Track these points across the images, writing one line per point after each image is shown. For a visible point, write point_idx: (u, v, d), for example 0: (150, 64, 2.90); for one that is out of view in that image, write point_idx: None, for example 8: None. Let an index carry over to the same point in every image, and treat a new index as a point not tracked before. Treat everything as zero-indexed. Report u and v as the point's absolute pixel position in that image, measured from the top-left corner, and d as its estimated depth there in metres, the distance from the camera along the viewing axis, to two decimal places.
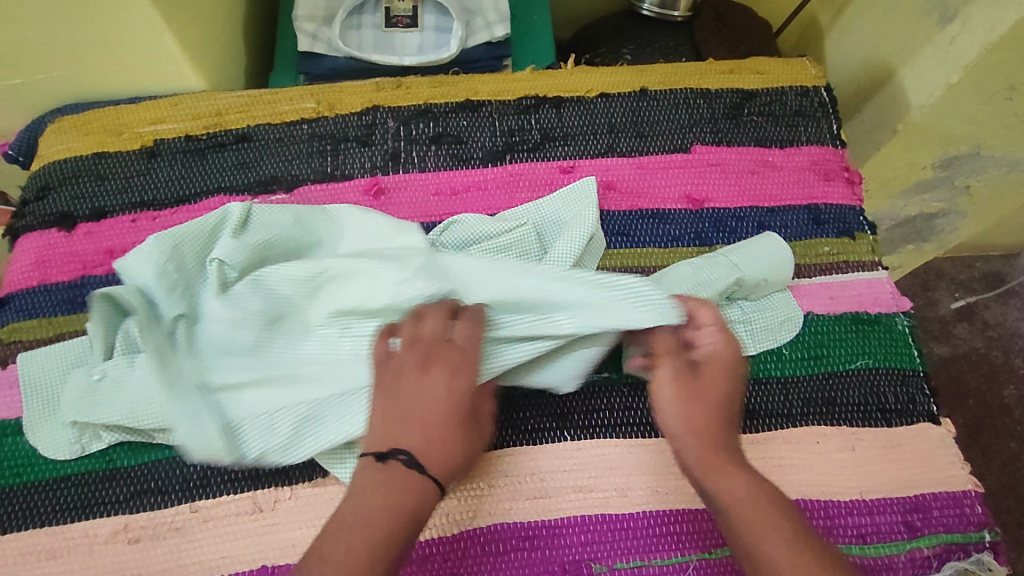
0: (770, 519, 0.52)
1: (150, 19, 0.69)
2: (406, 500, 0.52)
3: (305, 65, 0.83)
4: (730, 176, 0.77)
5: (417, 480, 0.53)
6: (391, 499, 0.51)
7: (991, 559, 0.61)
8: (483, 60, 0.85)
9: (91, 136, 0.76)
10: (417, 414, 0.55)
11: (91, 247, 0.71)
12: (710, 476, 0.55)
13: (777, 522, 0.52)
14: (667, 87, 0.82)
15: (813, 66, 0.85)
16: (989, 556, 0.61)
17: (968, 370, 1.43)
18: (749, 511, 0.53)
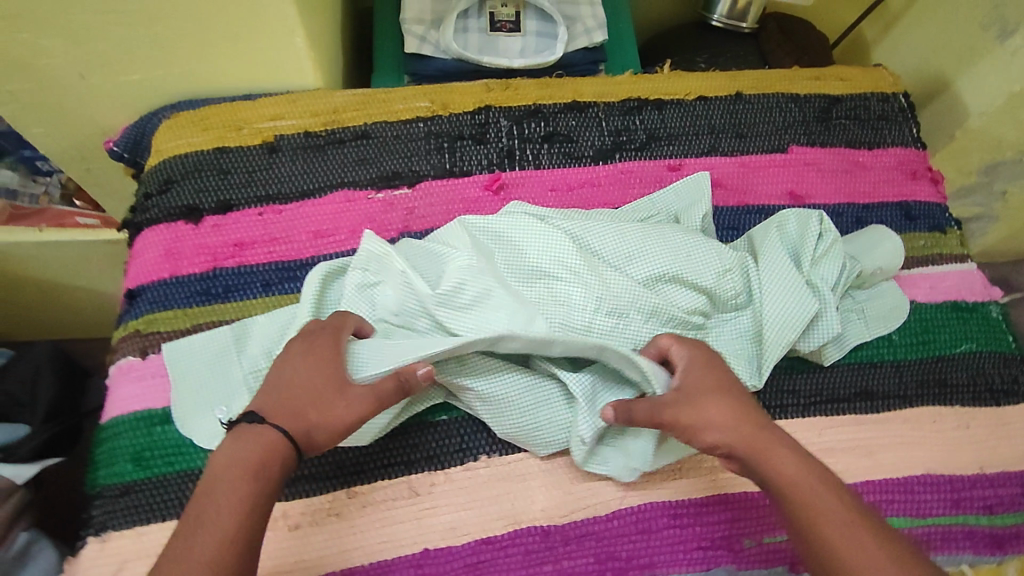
0: (835, 513, 0.50)
1: (286, 17, 0.70)
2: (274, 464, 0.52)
3: (413, 67, 0.85)
4: (826, 174, 0.82)
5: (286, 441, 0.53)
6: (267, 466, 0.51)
7: None
8: (581, 65, 0.89)
9: (209, 131, 0.75)
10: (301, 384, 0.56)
11: (219, 238, 0.70)
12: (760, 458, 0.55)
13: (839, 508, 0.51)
14: (761, 92, 0.86)
15: (889, 74, 0.91)
16: None
17: None
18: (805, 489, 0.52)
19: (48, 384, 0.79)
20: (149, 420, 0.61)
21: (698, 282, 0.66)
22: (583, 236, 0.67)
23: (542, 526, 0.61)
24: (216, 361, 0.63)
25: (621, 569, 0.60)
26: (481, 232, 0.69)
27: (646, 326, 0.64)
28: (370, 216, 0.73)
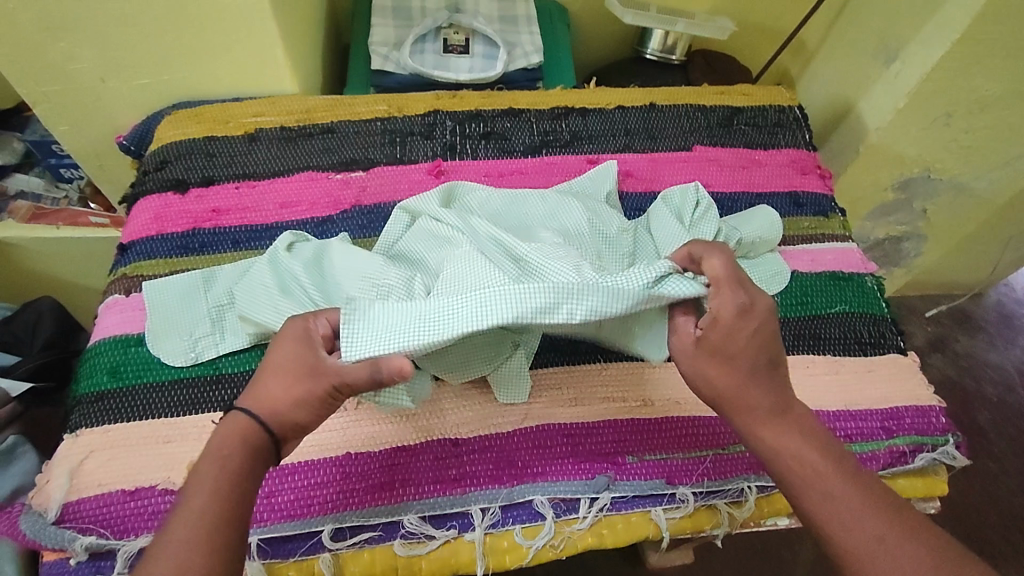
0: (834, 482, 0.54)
1: (268, 29, 0.87)
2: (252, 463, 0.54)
3: (378, 79, 1.02)
4: (725, 169, 0.95)
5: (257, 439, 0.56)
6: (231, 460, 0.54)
7: (955, 450, 0.76)
8: (521, 82, 1.05)
9: (203, 123, 0.92)
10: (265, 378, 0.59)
11: (201, 206, 0.85)
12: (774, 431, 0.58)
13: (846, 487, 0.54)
14: (672, 103, 1.01)
15: (787, 91, 1.06)
16: (952, 448, 0.76)
17: (946, 395, 1.64)
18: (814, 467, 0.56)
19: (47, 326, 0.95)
20: (126, 341, 0.73)
21: (602, 231, 0.78)
22: (513, 206, 0.81)
23: (452, 439, 0.71)
24: (185, 297, 0.76)
25: (517, 475, 0.70)
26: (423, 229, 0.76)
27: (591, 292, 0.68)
28: (329, 192, 0.87)
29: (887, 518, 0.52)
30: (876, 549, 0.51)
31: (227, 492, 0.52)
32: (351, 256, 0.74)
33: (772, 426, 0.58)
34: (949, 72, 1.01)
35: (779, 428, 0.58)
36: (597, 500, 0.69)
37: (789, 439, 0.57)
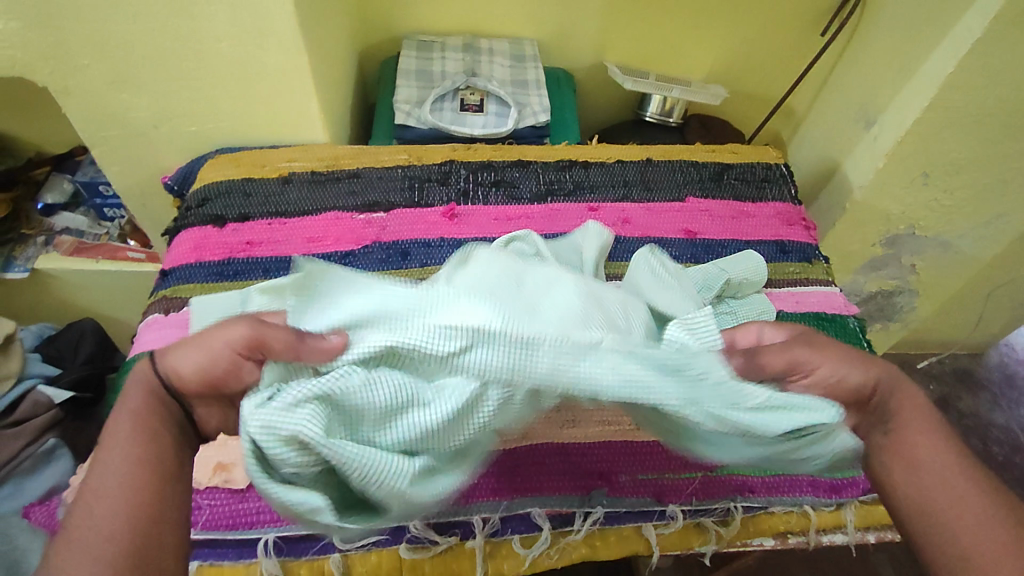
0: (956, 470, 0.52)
1: (306, 85, 0.98)
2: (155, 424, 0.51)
3: (401, 132, 1.13)
4: (715, 218, 1.03)
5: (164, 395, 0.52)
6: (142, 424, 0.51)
7: None
8: (530, 138, 1.16)
9: (242, 166, 1.02)
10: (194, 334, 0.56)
11: (237, 238, 0.93)
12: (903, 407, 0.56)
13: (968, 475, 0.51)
14: (667, 158, 1.11)
15: (773, 151, 1.15)
16: None
17: None
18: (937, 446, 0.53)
19: (88, 345, 1.15)
20: None
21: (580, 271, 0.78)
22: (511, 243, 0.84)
23: None
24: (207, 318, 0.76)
25: (516, 489, 0.73)
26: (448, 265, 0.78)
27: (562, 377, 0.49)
28: (352, 230, 0.96)
29: (990, 500, 0.50)
30: (983, 534, 0.48)
31: (134, 459, 0.49)
32: None
33: (918, 405, 0.56)
34: (922, 135, 1.10)
35: (926, 411, 0.56)
36: (589, 515, 0.73)
37: (932, 421, 0.55)
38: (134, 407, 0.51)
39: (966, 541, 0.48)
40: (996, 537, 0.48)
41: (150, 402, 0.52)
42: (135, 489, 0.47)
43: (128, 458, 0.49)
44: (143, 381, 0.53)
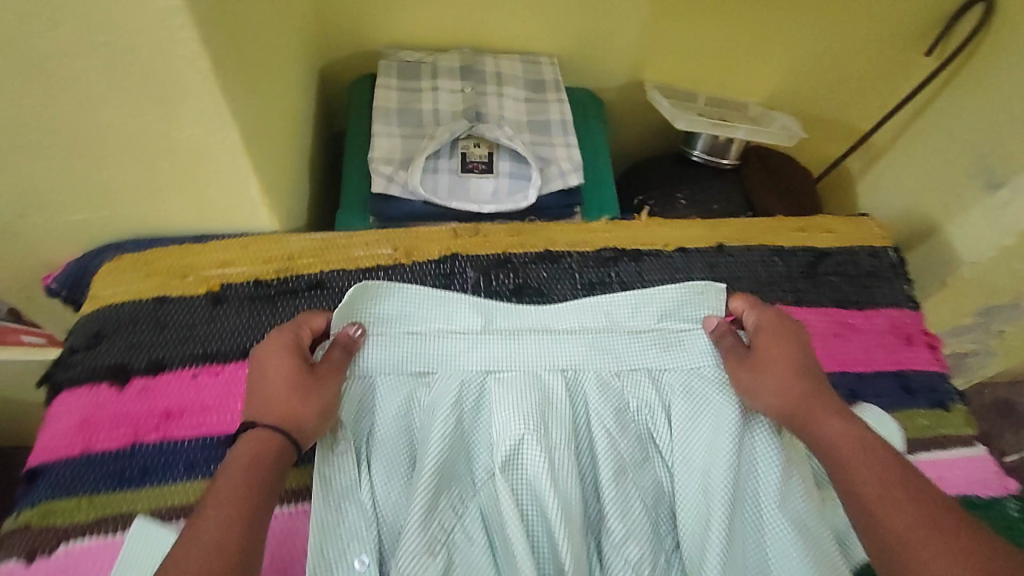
0: (878, 470, 0.54)
1: (239, 166, 0.65)
2: (267, 476, 0.52)
3: (379, 207, 0.80)
4: (815, 340, 0.78)
5: (274, 454, 0.54)
6: (265, 460, 0.53)
7: None
8: (556, 207, 0.85)
9: (156, 277, 0.71)
10: (254, 392, 0.58)
11: (145, 408, 0.65)
12: (811, 428, 0.59)
13: (919, 515, 0.50)
14: (744, 244, 0.83)
15: (876, 226, 0.88)
16: None
17: None
18: (855, 454, 0.55)
19: None
20: None
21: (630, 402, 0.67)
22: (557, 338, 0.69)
23: None
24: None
25: None
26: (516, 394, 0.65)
27: (561, 442, 0.63)
28: None
29: (934, 516, 0.50)
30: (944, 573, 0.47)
31: (251, 515, 0.49)
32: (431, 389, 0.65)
33: (819, 422, 0.59)
34: None
35: (826, 416, 0.59)
36: None
37: (828, 424, 0.59)
38: (240, 466, 0.52)
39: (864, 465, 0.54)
40: (887, 493, 0.52)
41: (255, 458, 0.53)
42: (257, 527, 0.49)
43: (239, 516, 0.48)
44: (261, 446, 0.54)
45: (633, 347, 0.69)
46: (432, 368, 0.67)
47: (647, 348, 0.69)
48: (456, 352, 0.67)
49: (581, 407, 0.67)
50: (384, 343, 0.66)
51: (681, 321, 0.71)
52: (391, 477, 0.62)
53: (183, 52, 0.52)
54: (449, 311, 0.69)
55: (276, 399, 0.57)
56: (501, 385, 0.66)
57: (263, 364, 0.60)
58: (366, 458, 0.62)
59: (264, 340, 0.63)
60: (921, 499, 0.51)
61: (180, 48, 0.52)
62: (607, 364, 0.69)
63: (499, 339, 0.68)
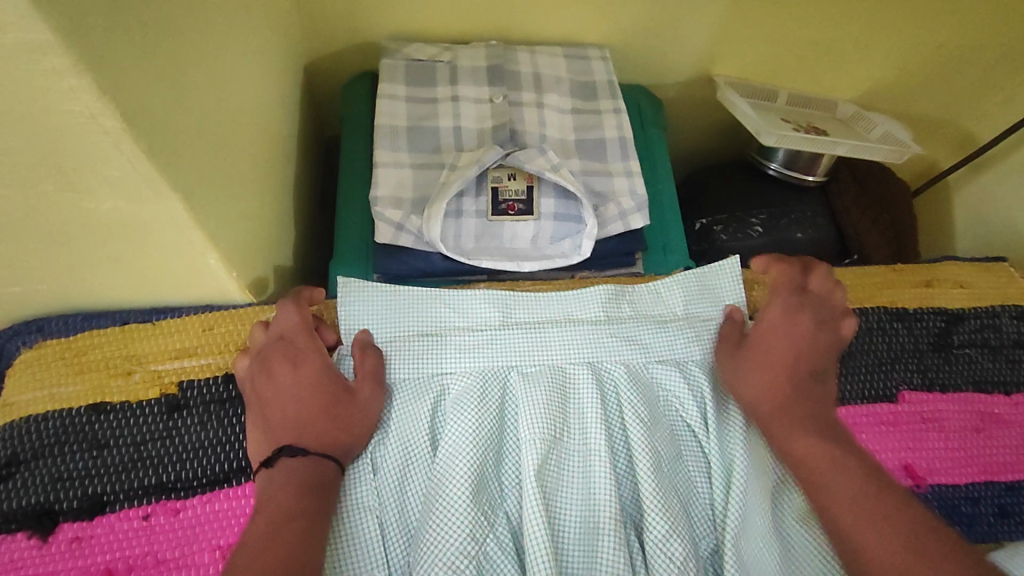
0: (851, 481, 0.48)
1: (190, 238, 0.46)
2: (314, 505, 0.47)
3: (386, 264, 0.62)
4: (952, 438, 0.61)
5: (318, 464, 0.49)
6: (314, 485, 0.48)
7: None
8: (613, 255, 0.66)
9: (90, 375, 0.53)
10: (271, 409, 0.51)
11: (78, 568, 0.47)
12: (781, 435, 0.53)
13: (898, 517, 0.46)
14: (857, 305, 0.65)
15: (1019, 275, 0.70)
16: None
17: None
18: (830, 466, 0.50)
19: None
20: None
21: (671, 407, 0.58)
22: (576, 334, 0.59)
23: None
24: None
25: None
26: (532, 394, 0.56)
27: (586, 443, 0.54)
28: None
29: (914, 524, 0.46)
30: None
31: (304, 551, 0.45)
32: (424, 397, 0.55)
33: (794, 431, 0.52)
34: None
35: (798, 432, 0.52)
36: None
37: (790, 443, 0.52)
38: (284, 493, 0.47)
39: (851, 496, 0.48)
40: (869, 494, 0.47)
41: (306, 485, 0.48)
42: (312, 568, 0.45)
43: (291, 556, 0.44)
44: (302, 472, 0.49)
45: (664, 346, 0.59)
46: (447, 367, 0.57)
47: (675, 340, 0.60)
48: (463, 343, 0.58)
49: (614, 397, 0.57)
50: (385, 325, 0.58)
51: (725, 317, 0.61)
52: (406, 477, 0.53)
53: (73, 102, 0.32)
54: (459, 305, 0.60)
55: (309, 419, 0.51)
56: (525, 382, 0.56)
57: (264, 384, 0.52)
58: (376, 447, 0.54)
59: (265, 346, 0.53)
60: (905, 529, 0.45)
61: (66, 96, 0.32)
62: (635, 355, 0.59)
63: (520, 331, 0.58)
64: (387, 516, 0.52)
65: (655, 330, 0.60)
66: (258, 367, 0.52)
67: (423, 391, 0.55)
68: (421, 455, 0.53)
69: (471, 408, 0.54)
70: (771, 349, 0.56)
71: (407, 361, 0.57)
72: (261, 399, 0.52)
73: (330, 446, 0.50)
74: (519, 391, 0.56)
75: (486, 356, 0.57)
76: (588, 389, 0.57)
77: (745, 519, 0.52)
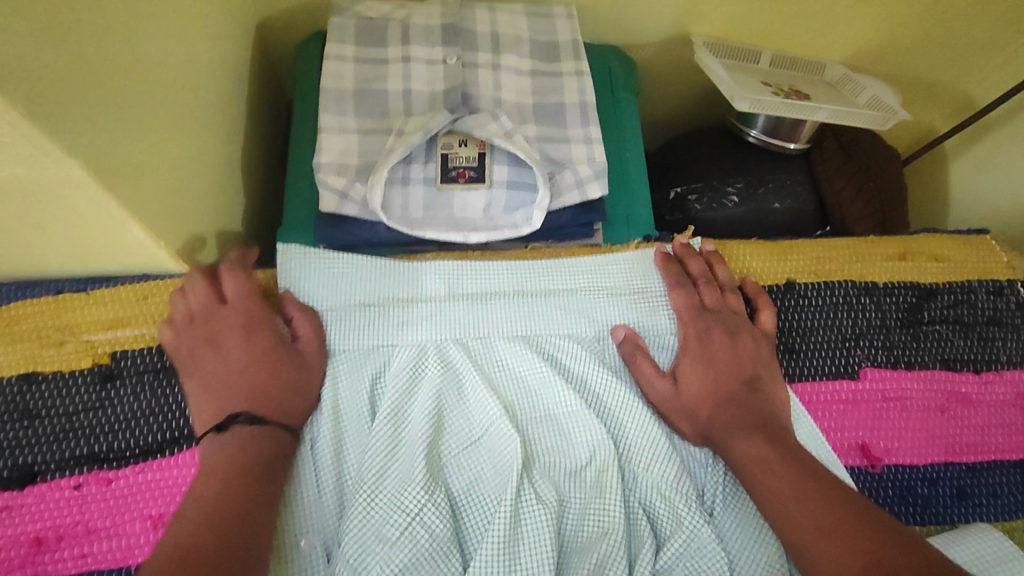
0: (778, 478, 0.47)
1: (105, 207, 0.44)
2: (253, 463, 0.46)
3: (328, 233, 0.60)
4: (913, 417, 0.58)
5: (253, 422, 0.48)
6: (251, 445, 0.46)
7: None
8: (569, 226, 0.63)
9: (22, 345, 0.52)
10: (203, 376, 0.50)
11: (8, 537, 0.47)
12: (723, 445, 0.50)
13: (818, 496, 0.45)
14: (824, 279, 0.62)
15: (1001, 248, 0.67)
16: None
17: None
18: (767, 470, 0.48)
19: None
20: None
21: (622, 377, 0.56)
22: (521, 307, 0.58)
23: None
24: None
25: None
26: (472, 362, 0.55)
27: (533, 411, 0.54)
28: None
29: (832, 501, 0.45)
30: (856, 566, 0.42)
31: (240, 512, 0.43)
32: (360, 367, 0.54)
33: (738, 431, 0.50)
34: None
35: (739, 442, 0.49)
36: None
37: None
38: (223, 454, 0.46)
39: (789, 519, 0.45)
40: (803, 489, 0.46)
41: (248, 444, 0.46)
42: (243, 529, 0.42)
43: (218, 516, 0.42)
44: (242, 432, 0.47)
45: (614, 317, 0.58)
46: (389, 339, 0.55)
47: (624, 313, 0.58)
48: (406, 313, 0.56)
49: (561, 368, 0.56)
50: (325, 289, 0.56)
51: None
52: (341, 450, 0.51)
53: None
54: (402, 277, 0.58)
55: (248, 378, 0.49)
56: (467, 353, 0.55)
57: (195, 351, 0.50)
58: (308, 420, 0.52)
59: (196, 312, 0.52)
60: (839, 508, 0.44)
61: None
62: (585, 330, 0.57)
63: (466, 303, 0.57)
64: (319, 485, 0.50)
65: (603, 305, 0.58)
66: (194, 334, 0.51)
67: (362, 361, 0.54)
68: (357, 423, 0.52)
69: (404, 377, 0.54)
70: (737, 347, 0.54)
71: (344, 333, 0.55)
72: (192, 365, 0.50)
73: (268, 407, 0.49)
74: (460, 356, 0.55)
75: (426, 323, 0.56)
76: (533, 358, 0.55)
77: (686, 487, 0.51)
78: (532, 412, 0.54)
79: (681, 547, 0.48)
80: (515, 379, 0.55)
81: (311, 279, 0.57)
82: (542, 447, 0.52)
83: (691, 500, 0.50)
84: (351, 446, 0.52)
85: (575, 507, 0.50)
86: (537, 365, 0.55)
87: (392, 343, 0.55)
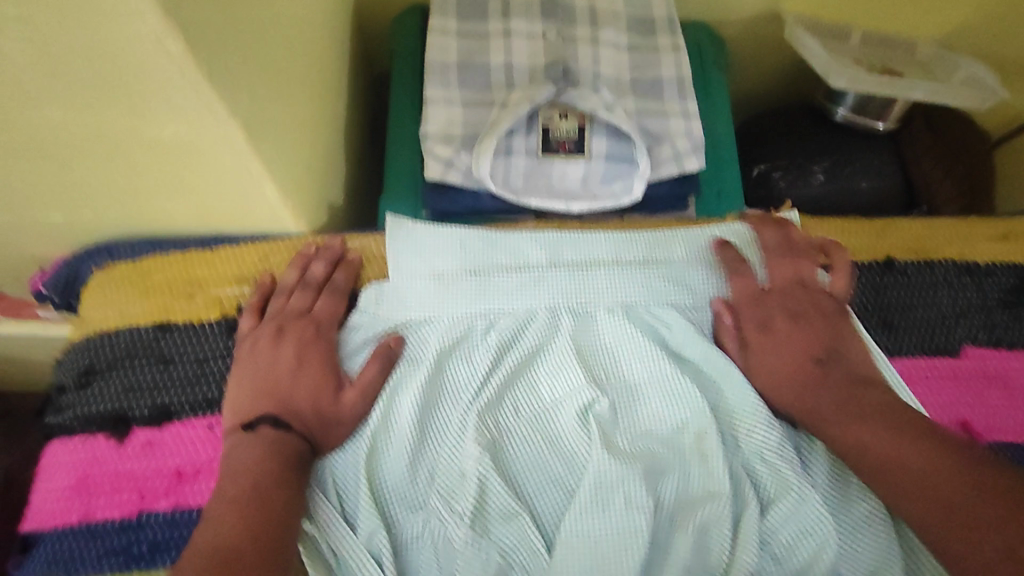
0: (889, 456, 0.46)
1: (248, 166, 0.48)
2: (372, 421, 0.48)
3: (434, 201, 0.62)
4: (1015, 396, 0.58)
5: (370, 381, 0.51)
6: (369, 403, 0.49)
7: None
8: (664, 200, 0.64)
9: (156, 296, 0.56)
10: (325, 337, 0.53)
11: (152, 469, 0.51)
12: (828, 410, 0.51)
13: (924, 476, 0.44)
14: (923, 258, 0.62)
15: None
16: None
17: None
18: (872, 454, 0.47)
19: None
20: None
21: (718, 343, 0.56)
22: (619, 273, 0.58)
23: None
24: None
25: None
26: (567, 324, 0.56)
27: (629, 373, 0.55)
28: None
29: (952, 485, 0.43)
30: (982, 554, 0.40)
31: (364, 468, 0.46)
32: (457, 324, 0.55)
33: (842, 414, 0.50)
34: None
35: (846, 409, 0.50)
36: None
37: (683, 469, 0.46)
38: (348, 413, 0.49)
39: (900, 495, 0.45)
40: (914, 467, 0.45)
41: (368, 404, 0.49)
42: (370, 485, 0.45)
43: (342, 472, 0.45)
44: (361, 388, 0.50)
45: (713, 288, 0.58)
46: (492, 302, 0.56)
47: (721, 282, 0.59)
48: (505, 274, 0.57)
49: (654, 333, 0.57)
50: (430, 248, 0.58)
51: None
52: (438, 403, 0.52)
53: (139, 23, 0.34)
54: (502, 243, 0.59)
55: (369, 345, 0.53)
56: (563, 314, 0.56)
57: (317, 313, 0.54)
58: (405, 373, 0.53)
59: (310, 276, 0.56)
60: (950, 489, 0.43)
61: (132, 15, 0.34)
62: (682, 299, 0.58)
63: (566, 269, 0.58)
64: (415, 438, 0.50)
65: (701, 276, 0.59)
66: (325, 291, 0.55)
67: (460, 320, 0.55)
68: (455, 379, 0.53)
69: (503, 336, 0.54)
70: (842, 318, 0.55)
71: (446, 291, 0.56)
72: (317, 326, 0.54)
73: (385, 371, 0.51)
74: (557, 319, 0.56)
75: (523, 283, 0.57)
76: (629, 321, 0.56)
77: (785, 450, 0.51)
78: (627, 375, 0.55)
79: (784, 508, 0.49)
80: (608, 344, 0.56)
81: (415, 238, 0.58)
82: (640, 409, 0.53)
83: (792, 465, 0.51)
84: (448, 400, 0.52)
85: (674, 466, 0.51)
86: (631, 329, 0.56)
87: (490, 302, 0.56)
